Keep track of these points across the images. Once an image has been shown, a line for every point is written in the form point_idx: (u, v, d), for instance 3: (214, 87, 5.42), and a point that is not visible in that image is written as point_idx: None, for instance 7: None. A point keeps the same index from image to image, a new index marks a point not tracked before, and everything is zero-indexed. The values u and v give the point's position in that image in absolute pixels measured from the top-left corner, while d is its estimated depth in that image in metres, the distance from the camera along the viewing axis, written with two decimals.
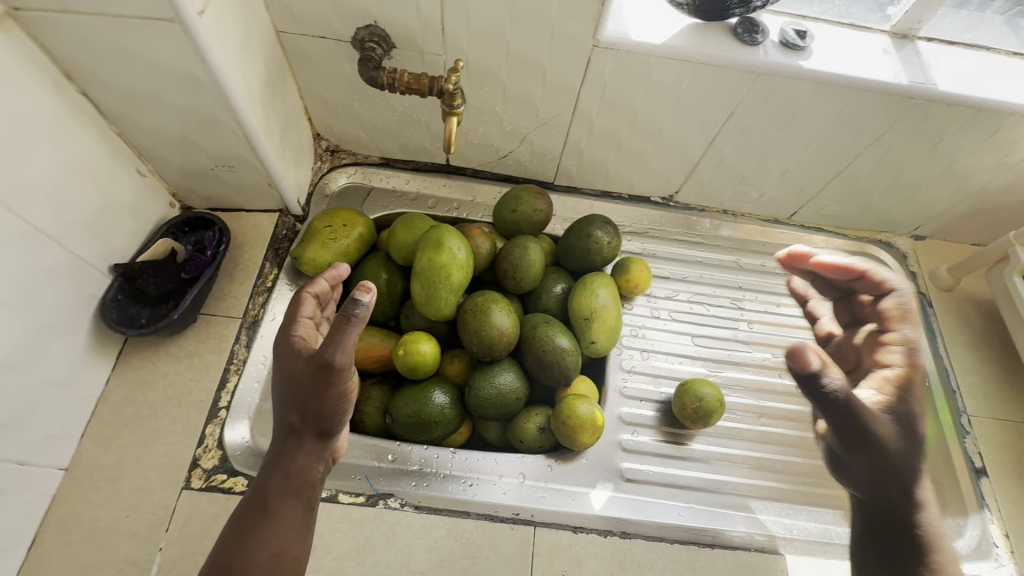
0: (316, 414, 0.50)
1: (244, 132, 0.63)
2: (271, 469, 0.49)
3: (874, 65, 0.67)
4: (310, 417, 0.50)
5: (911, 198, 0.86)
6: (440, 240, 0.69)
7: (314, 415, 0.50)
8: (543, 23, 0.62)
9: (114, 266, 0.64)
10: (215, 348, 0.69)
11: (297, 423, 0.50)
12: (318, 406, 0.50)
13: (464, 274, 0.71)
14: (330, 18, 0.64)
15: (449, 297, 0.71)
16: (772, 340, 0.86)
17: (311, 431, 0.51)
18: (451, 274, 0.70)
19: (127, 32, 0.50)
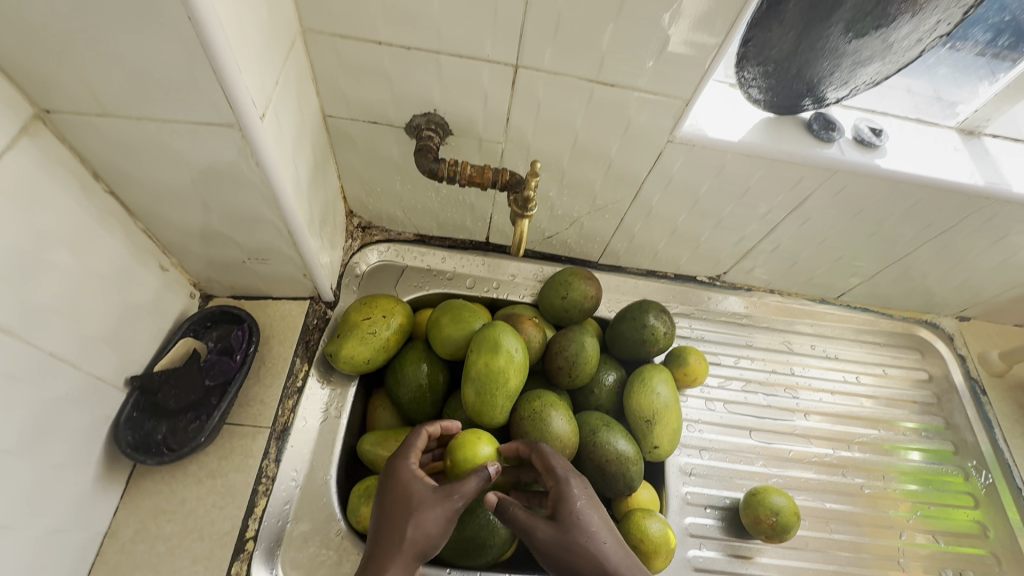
0: (424, 542, 0.51)
1: (287, 229, 0.57)
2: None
3: (949, 165, 0.65)
4: (414, 544, 0.51)
5: (964, 284, 0.84)
6: (495, 340, 0.63)
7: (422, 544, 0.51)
8: (618, 119, 0.58)
9: (130, 379, 0.56)
10: (240, 466, 0.60)
11: (398, 539, 0.51)
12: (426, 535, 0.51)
13: (520, 375, 0.65)
14: (385, 104, 0.59)
15: (505, 403, 0.64)
16: (832, 432, 0.82)
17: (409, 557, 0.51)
18: (509, 379, 0.63)
19: (175, 136, 0.44)
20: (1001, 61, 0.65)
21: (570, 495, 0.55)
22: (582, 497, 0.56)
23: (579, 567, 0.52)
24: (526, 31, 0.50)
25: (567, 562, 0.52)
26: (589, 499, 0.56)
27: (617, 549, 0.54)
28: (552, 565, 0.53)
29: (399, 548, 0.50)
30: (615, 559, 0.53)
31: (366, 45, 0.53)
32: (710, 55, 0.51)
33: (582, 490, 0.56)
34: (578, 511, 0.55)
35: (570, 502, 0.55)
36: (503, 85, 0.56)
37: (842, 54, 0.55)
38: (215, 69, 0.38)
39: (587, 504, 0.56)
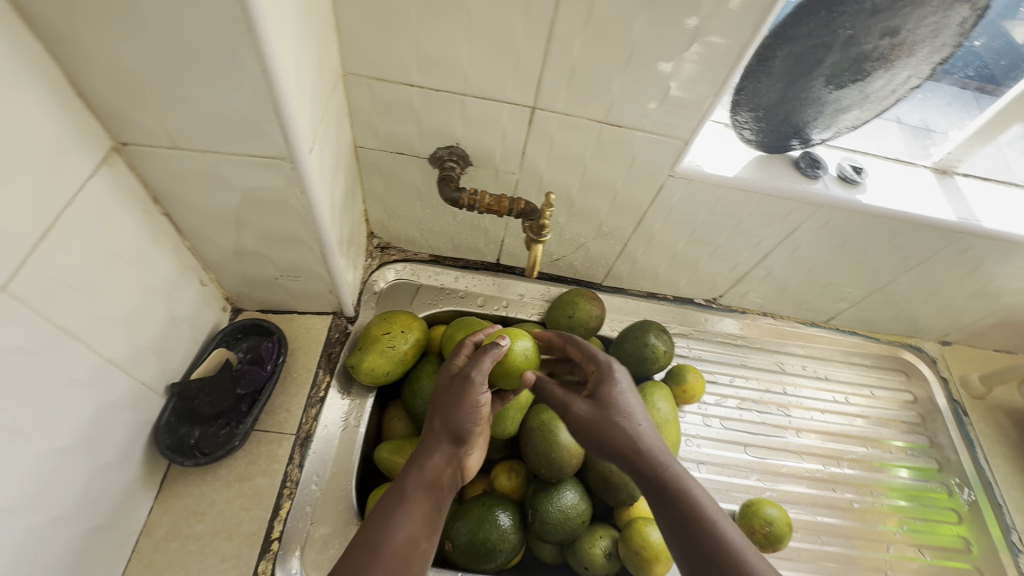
0: (461, 425, 0.57)
1: (320, 249, 0.62)
2: (411, 470, 0.54)
3: (925, 201, 0.71)
4: (449, 424, 0.57)
5: (944, 310, 0.89)
6: None
7: (459, 427, 0.57)
8: (624, 155, 0.64)
9: (170, 387, 0.60)
10: (266, 470, 0.64)
11: (438, 427, 0.57)
12: (459, 420, 0.57)
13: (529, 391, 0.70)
14: (413, 138, 0.65)
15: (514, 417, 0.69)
16: (823, 449, 0.86)
17: (453, 440, 0.57)
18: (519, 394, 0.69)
19: (233, 166, 0.49)
20: (978, 93, 0.71)
21: (613, 378, 0.60)
22: (624, 381, 0.60)
23: (611, 442, 0.55)
24: (544, 78, 0.57)
25: (600, 437, 0.56)
26: (632, 388, 0.59)
27: (657, 440, 0.55)
28: (586, 436, 0.58)
29: (441, 434, 0.56)
30: (654, 447, 0.55)
31: (399, 86, 0.59)
32: (707, 102, 0.58)
33: (627, 383, 0.60)
34: (620, 391, 0.59)
35: (609, 382, 0.60)
36: (521, 123, 0.62)
37: (825, 102, 0.61)
38: (278, 112, 0.44)
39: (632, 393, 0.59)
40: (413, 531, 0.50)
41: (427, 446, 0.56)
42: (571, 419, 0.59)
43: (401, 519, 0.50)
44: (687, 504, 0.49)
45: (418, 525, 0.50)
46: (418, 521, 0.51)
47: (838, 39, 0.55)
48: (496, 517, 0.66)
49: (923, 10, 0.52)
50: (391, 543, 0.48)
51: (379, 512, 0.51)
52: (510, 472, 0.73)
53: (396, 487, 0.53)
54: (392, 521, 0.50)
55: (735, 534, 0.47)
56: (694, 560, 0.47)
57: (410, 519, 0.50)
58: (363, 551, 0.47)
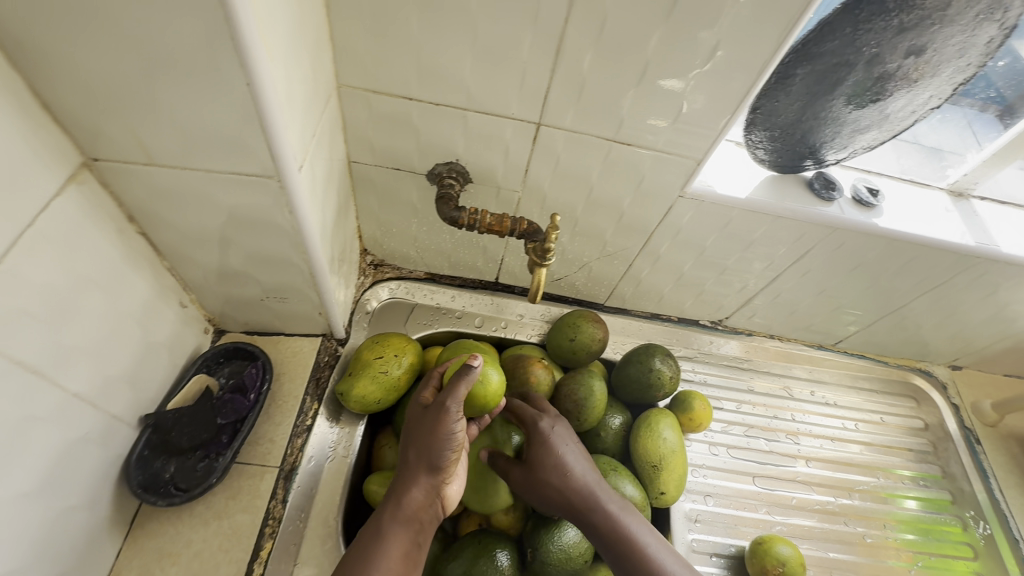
0: (440, 457, 0.55)
1: (310, 270, 0.58)
2: (386, 511, 0.53)
3: (942, 225, 0.69)
4: (424, 456, 0.55)
5: (956, 335, 0.87)
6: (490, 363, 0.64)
7: (437, 460, 0.55)
8: (632, 174, 0.61)
9: (146, 417, 0.56)
10: (247, 507, 0.60)
11: (414, 459, 0.55)
12: (438, 452, 0.54)
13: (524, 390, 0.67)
14: (410, 153, 0.62)
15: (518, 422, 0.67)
16: (832, 480, 0.83)
17: (431, 474, 0.55)
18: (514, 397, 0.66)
19: (215, 185, 0.46)
20: (976, 115, 0.70)
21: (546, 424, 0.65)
22: (559, 428, 0.65)
23: (552, 499, 0.61)
24: (552, 93, 0.53)
25: (541, 494, 0.61)
26: (569, 437, 0.64)
27: (592, 484, 0.62)
28: (527, 493, 0.62)
29: (418, 469, 0.55)
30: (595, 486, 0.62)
31: (397, 100, 0.56)
32: (721, 122, 0.55)
33: (563, 428, 0.65)
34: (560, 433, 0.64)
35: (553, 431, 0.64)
36: (526, 139, 0.59)
37: (843, 122, 0.58)
38: (264, 127, 0.40)
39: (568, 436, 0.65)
40: (394, 571, 0.49)
41: (403, 483, 0.54)
42: (524, 475, 0.62)
43: (380, 561, 0.49)
44: (616, 526, 0.59)
45: (398, 566, 0.50)
46: (399, 561, 0.50)
47: (862, 57, 0.52)
48: (494, 557, 0.62)
49: (951, 28, 0.50)
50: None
51: (358, 555, 0.49)
52: (508, 505, 0.69)
53: (372, 528, 0.52)
54: (371, 565, 0.49)
55: (650, 538, 0.59)
56: (616, 557, 0.58)
57: (388, 562, 0.50)
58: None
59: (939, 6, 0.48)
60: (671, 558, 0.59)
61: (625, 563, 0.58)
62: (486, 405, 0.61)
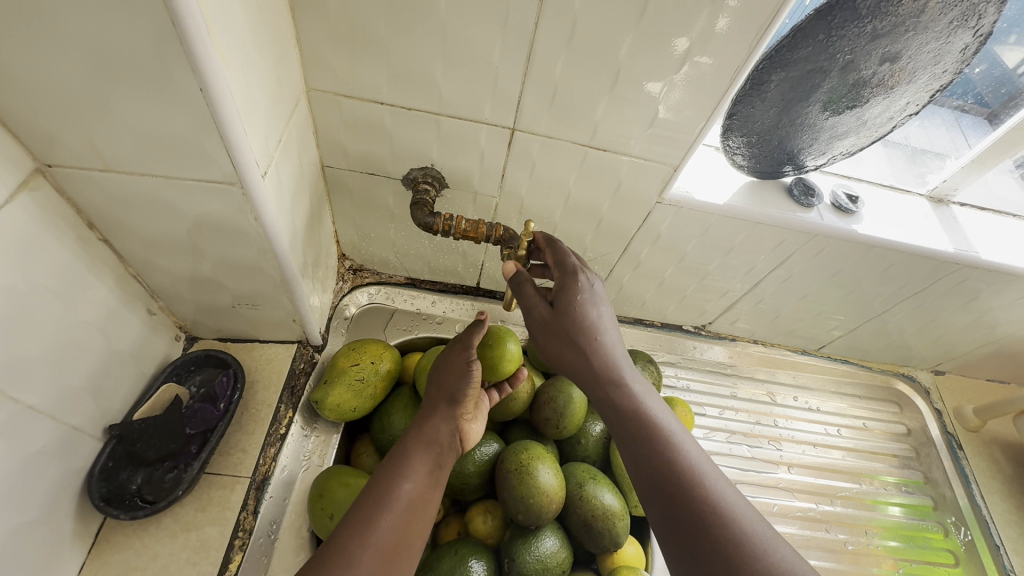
0: (457, 392, 0.60)
1: (280, 277, 0.57)
2: (412, 435, 0.57)
3: (921, 231, 0.68)
4: (444, 391, 0.61)
5: (939, 340, 0.87)
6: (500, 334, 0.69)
7: (456, 394, 0.60)
8: (610, 179, 0.61)
9: (111, 427, 0.55)
10: (216, 518, 0.58)
11: (434, 395, 0.61)
12: (456, 387, 0.61)
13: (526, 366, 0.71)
14: (384, 158, 0.61)
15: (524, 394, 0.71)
16: (815, 486, 0.82)
17: (452, 406, 0.60)
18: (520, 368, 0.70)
19: (175, 192, 0.45)
20: (965, 113, 0.69)
21: (587, 313, 0.50)
22: (602, 309, 0.51)
23: (576, 321, 0.50)
24: (525, 98, 0.53)
25: (569, 318, 0.50)
26: (602, 299, 0.52)
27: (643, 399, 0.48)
28: (548, 338, 0.52)
29: (440, 401, 0.60)
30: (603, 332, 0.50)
31: (369, 105, 0.55)
32: (697, 128, 0.54)
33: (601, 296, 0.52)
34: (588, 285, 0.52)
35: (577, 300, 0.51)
36: (500, 145, 0.58)
37: (821, 128, 0.58)
38: (221, 133, 0.39)
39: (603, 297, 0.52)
40: (419, 482, 0.52)
41: (426, 414, 0.59)
42: (542, 326, 0.52)
43: (407, 472, 0.52)
44: (667, 455, 0.43)
45: (423, 477, 0.53)
46: (424, 474, 0.53)
47: (836, 64, 0.51)
48: (470, 568, 0.61)
49: (925, 36, 0.49)
50: (401, 492, 0.50)
51: (385, 468, 0.52)
52: (487, 514, 0.68)
53: (396, 450, 0.55)
54: (398, 475, 0.51)
55: (722, 484, 0.41)
56: (666, 503, 0.41)
57: (415, 474, 0.52)
58: (371, 500, 0.48)
59: (913, 13, 0.46)
60: (760, 521, 0.38)
61: (677, 510, 0.40)
62: (500, 367, 0.67)
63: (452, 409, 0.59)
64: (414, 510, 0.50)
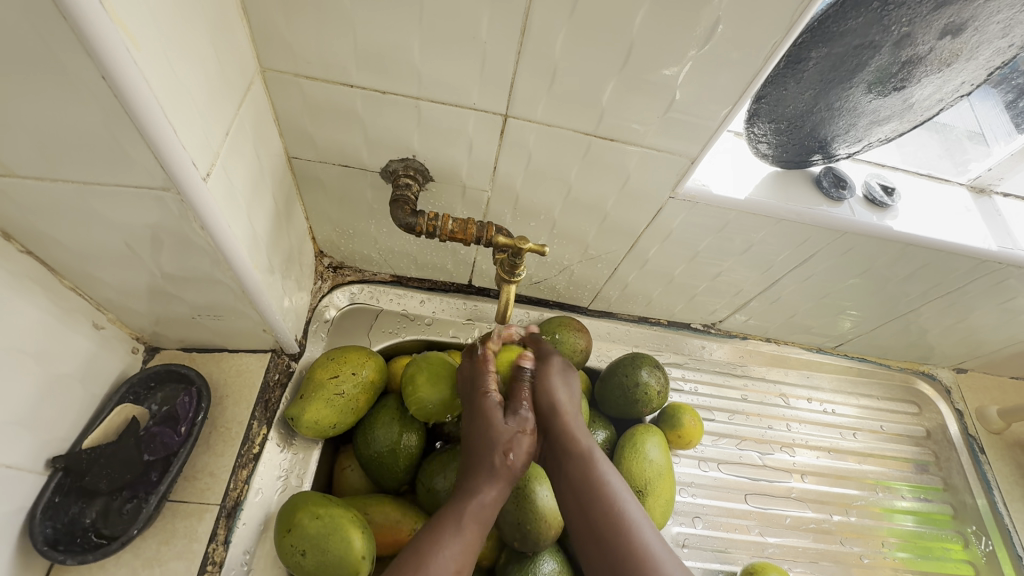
0: (508, 449, 0.54)
1: (242, 288, 0.50)
2: (456, 501, 0.51)
3: (961, 227, 0.61)
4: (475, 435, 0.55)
5: (966, 339, 0.81)
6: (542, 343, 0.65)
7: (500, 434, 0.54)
8: (617, 171, 0.53)
9: (54, 460, 0.49)
10: (183, 552, 0.53)
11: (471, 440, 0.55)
12: (493, 422, 0.55)
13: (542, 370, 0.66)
14: (359, 148, 0.53)
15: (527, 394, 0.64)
16: (829, 495, 0.78)
17: (505, 476, 0.53)
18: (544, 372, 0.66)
19: (101, 198, 0.39)
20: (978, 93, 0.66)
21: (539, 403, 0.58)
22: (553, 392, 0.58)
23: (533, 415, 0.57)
24: (519, 79, 0.45)
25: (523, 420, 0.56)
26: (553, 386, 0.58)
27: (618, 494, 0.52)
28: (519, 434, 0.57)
29: (489, 450, 0.53)
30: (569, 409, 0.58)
31: (337, 88, 0.47)
32: (720, 115, 0.47)
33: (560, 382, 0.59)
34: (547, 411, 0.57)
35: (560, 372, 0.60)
36: (491, 134, 0.51)
37: (860, 113, 0.50)
38: (144, 132, 0.32)
39: (569, 383, 0.60)
40: (458, 554, 0.48)
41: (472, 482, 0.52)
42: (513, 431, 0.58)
43: (448, 540, 0.48)
44: (604, 499, 0.51)
45: (466, 543, 0.49)
46: (466, 543, 0.49)
47: (889, 38, 0.44)
48: None
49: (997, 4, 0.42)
50: (440, 567, 0.46)
51: (428, 533, 0.49)
52: None
53: (441, 519, 0.50)
54: (438, 547, 0.47)
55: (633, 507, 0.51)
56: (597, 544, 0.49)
57: (458, 548, 0.48)
58: (408, 573, 0.45)
59: None
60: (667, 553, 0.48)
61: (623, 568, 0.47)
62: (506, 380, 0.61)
63: (502, 478, 0.53)
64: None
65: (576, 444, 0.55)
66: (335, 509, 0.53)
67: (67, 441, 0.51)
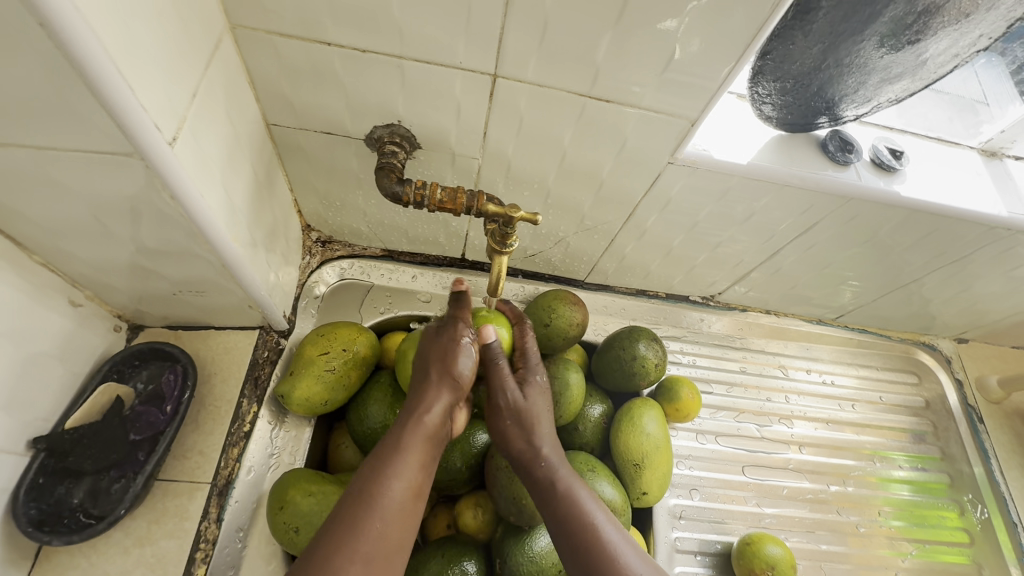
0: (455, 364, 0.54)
1: (221, 263, 0.48)
2: (407, 420, 0.51)
3: (971, 192, 0.59)
4: (440, 373, 0.53)
5: (969, 309, 0.79)
6: (551, 310, 0.64)
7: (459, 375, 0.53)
8: (614, 136, 0.51)
9: (35, 441, 0.48)
10: (175, 530, 0.52)
11: (436, 377, 0.53)
12: (457, 364, 0.54)
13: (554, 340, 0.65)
14: (341, 114, 0.50)
15: None
16: (826, 466, 0.77)
17: (450, 386, 0.53)
18: (553, 340, 0.64)
19: (63, 166, 0.36)
20: (983, 55, 0.64)
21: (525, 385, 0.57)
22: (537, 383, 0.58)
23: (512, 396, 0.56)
24: (507, 34, 0.42)
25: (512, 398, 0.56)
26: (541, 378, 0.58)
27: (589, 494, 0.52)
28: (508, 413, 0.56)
29: (449, 377, 0.53)
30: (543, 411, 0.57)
31: (313, 46, 0.44)
32: (722, 73, 0.44)
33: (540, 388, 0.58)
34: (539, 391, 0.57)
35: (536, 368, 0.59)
36: (480, 96, 0.48)
37: (870, 70, 0.48)
38: (99, 88, 0.30)
39: (541, 378, 0.58)
40: (411, 477, 0.47)
41: (424, 390, 0.53)
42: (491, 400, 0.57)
43: (398, 466, 0.47)
44: (577, 501, 0.51)
45: (415, 472, 0.48)
46: (417, 467, 0.48)
47: None
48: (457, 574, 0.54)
49: None
50: (390, 492, 0.45)
51: (376, 458, 0.48)
52: (477, 508, 0.60)
53: (391, 439, 0.50)
54: (390, 470, 0.47)
55: (611, 528, 0.49)
56: (566, 542, 0.49)
57: (408, 469, 0.48)
58: (356, 501, 0.44)
59: None
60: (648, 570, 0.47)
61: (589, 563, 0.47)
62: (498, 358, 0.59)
63: (448, 389, 0.53)
64: (405, 511, 0.46)
65: (547, 446, 0.54)
66: (328, 486, 0.52)
67: (50, 422, 0.50)
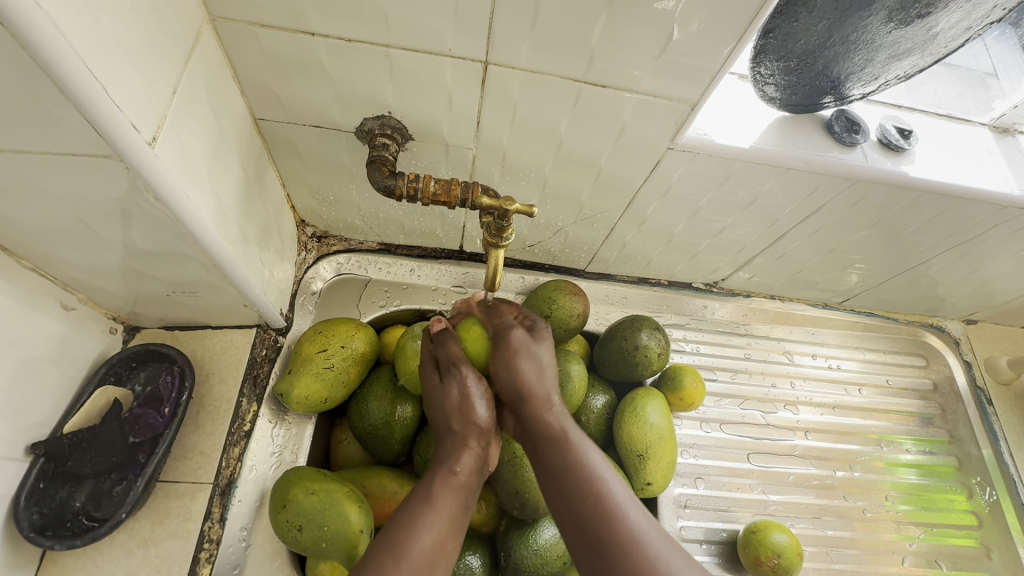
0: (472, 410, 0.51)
1: (213, 263, 0.47)
2: (435, 472, 0.49)
3: (983, 170, 0.57)
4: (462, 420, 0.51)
5: (980, 289, 0.78)
6: (552, 300, 0.63)
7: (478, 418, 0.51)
8: (610, 122, 0.49)
9: (34, 446, 0.48)
10: (178, 531, 0.52)
11: (454, 422, 0.51)
12: (474, 410, 0.51)
13: (557, 332, 0.64)
14: (329, 106, 0.49)
15: None
16: (832, 451, 0.77)
17: (476, 433, 0.51)
18: (557, 332, 0.63)
19: (45, 170, 0.35)
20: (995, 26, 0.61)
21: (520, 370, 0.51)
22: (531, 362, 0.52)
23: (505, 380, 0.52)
24: (498, 20, 0.41)
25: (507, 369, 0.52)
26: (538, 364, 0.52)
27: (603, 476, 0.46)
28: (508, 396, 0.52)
29: (465, 425, 0.51)
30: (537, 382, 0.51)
31: (296, 37, 0.42)
32: (723, 54, 0.42)
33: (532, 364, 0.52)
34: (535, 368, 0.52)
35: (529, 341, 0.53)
36: (472, 84, 0.46)
37: (877, 47, 0.46)
38: (66, 90, 0.29)
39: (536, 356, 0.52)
40: (439, 527, 0.44)
41: (448, 443, 0.51)
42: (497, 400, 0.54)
43: (425, 519, 0.44)
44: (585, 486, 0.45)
45: (445, 523, 0.45)
46: (446, 517, 0.45)
47: None
48: (462, 568, 0.54)
49: None
50: (417, 546, 0.42)
51: (402, 511, 0.45)
52: (480, 502, 0.59)
53: (416, 493, 0.47)
54: (414, 524, 0.44)
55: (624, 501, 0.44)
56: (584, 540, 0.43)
57: (434, 520, 0.44)
58: (387, 550, 0.42)
59: None
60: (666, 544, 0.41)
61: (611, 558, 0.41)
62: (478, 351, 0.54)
63: (473, 434, 0.51)
64: (434, 562, 0.42)
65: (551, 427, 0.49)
66: (330, 484, 0.52)
67: (48, 427, 0.50)
